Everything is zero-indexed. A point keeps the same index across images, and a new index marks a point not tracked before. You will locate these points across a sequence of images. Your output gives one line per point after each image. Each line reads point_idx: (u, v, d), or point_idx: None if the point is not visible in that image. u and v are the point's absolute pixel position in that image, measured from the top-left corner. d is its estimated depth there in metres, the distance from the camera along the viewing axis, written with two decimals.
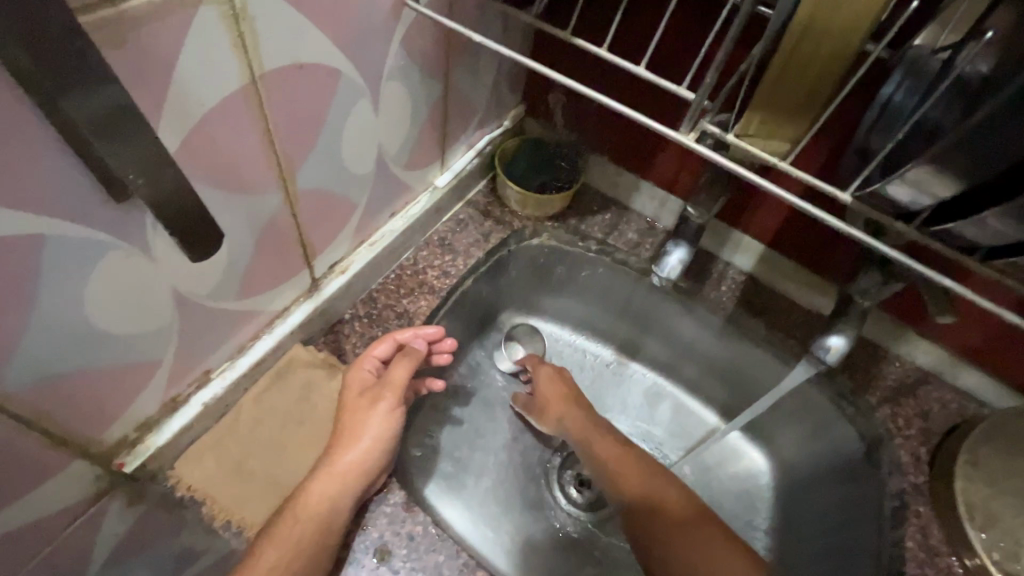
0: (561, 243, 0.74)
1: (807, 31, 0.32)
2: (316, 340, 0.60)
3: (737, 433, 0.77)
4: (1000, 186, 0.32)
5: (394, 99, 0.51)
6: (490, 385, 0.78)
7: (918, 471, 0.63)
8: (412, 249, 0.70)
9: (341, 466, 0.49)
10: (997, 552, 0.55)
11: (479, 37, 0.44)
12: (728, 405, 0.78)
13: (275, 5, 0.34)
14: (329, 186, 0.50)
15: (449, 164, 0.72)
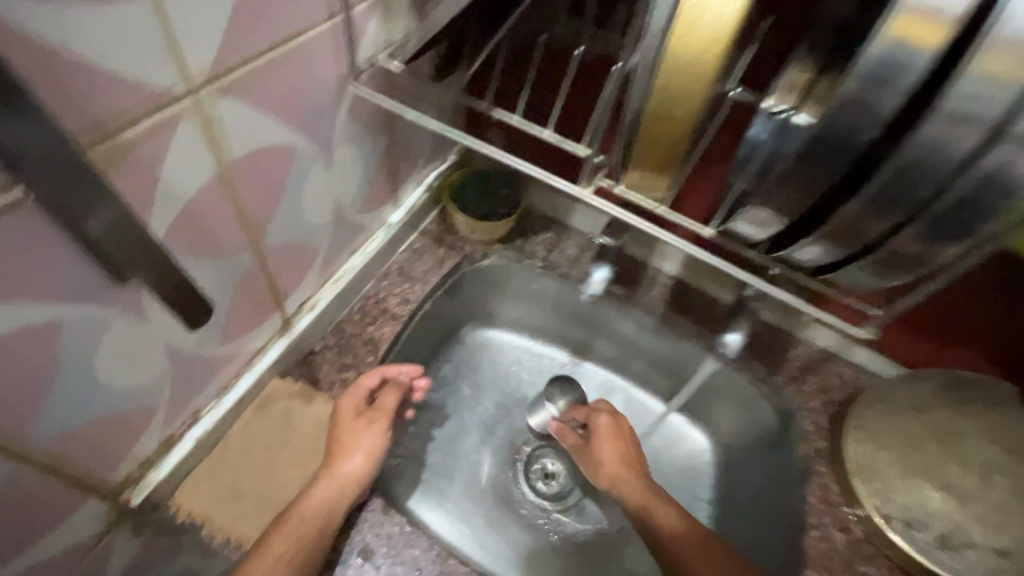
0: (509, 262, 0.84)
1: (655, 120, 0.40)
2: (292, 371, 0.67)
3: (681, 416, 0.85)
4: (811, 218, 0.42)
5: (344, 158, 0.59)
6: (458, 396, 0.86)
7: (819, 436, 0.74)
8: (373, 280, 0.78)
9: (340, 474, 0.56)
10: (875, 499, 0.65)
11: (413, 114, 0.50)
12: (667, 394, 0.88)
13: (240, 109, 0.41)
14: (293, 239, 0.57)
15: (403, 201, 0.80)
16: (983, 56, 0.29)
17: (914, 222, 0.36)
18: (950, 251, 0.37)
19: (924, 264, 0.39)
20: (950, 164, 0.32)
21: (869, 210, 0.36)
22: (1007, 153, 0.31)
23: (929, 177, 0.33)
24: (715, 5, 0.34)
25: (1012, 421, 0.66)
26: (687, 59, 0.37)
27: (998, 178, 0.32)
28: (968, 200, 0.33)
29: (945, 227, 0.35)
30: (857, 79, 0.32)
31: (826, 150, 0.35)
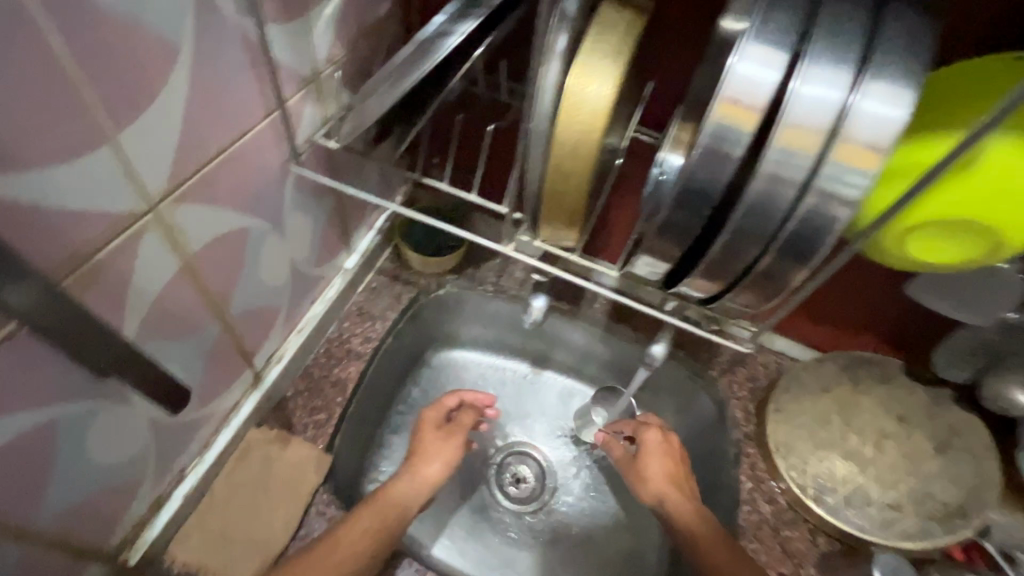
0: (462, 290, 0.91)
1: (553, 195, 0.47)
2: (267, 419, 0.72)
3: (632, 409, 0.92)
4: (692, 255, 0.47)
5: (295, 225, 0.65)
6: (427, 416, 0.94)
7: (748, 421, 0.83)
8: (335, 323, 0.84)
9: (426, 472, 0.65)
10: (794, 472, 0.74)
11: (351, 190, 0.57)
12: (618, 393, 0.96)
13: (195, 211, 0.47)
14: (255, 303, 0.63)
15: (356, 247, 0.86)
16: (783, 132, 0.38)
17: (766, 254, 0.42)
18: (797, 278, 0.43)
19: (780, 290, 0.45)
20: (780, 208, 0.40)
21: (734, 242, 0.42)
22: (814, 199, 0.39)
23: (768, 218, 0.40)
24: (591, 95, 0.41)
25: (902, 392, 0.77)
26: (570, 147, 0.43)
27: (813, 218, 0.40)
28: (798, 235, 0.40)
29: (789, 257, 0.42)
30: (699, 148, 0.39)
31: (690, 201, 0.42)
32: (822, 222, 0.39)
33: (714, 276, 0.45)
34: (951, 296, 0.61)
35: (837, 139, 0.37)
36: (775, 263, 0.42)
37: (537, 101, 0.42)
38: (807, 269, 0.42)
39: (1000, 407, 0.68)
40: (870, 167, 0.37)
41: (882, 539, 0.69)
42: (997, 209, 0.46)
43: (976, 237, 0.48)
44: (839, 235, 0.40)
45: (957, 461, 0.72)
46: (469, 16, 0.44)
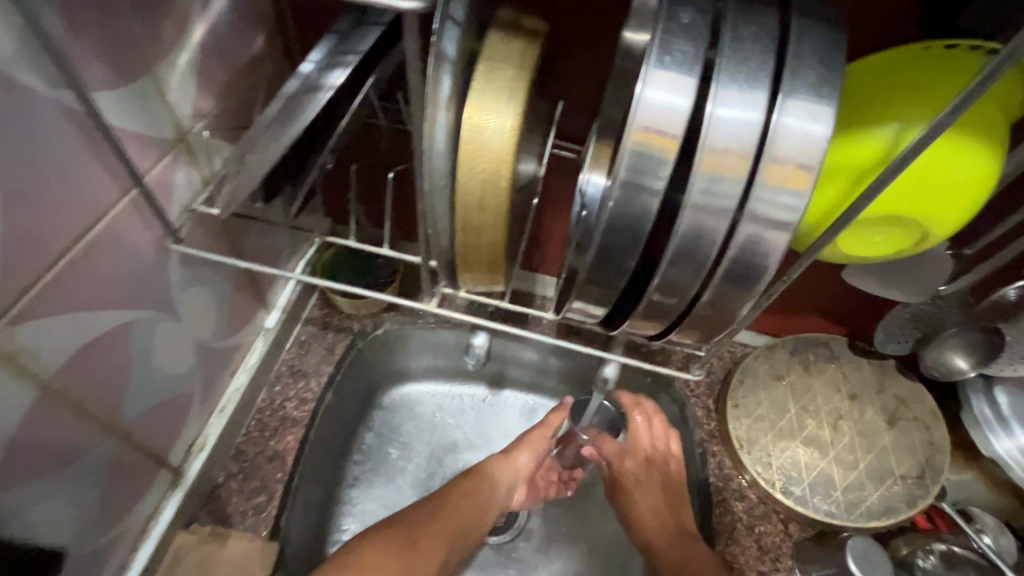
0: (402, 326, 0.85)
1: (467, 249, 0.42)
2: (198, 516, 0.65)
3: None
4: (630, 293, 0.42)
5: (192, 301, 0.57)
6: (387, 461, 0.87)
7: (709, 418, 0.81)
8: (265, 389, 0.76)
9: (517, 462, 0.74)
10: (759, 466, 0.74)
11: (246, 265, 0.55)
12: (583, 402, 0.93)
13: (48, 330, 0.40)
14: (155, 401, 0.55)
15: (276, 302, 0.78)
16: (703, 159, 0.32)
17: (705, 290, 0.36)
18: (743, 310, 0.38)
19: (724, 324, 0.39)
20: (713, 242, 0.34)
21: (668, 285, 0.36)
22: (746, 229, 0.33)
23: (698, 256, 0.34)
24: (492, 139, 0.37)
25: (849, 368, 0.79)
26: (476, 197, 0.38)
27: (751, 250, 0.34)
28: (737, 268, 0.34)
29: (730, 293, 0.36)
30: (619, 186, 0.33)
31: (611, 247, 0.36)
32: (761, 252, 0.34)
33: (651, 315, 0.40)
34: (887, 279, 0.61)
35: (764, 160, 0.32)
36: (717, 298, 0.37)
37: (426, 159, 0.36)
38: (749, 300, 0.37)
39: (943, 373, 0.71)
40: (805, 188, 0.32)
41: (850, 522, 0.69)
42: (927, 201, 0.45)
43: (908, 227, 0.48)
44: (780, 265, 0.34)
45: (907, 431, 0.74)
46: (337, 64, 0.38)
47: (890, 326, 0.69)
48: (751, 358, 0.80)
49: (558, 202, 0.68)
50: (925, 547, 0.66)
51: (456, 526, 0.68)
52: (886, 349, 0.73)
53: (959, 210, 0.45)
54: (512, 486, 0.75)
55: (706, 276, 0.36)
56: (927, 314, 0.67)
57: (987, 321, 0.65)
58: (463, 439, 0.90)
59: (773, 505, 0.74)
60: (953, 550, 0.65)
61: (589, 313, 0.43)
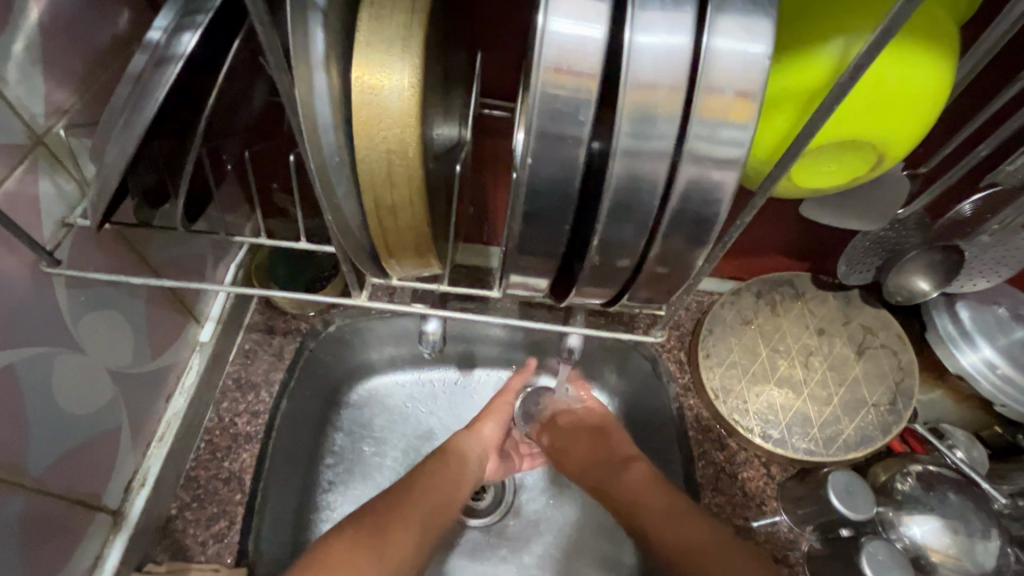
0: (356, 318, 0.79)
1: (387, 233, 0.36)
2: (153, 553, 0.60)
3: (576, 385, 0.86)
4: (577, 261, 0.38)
5: (97, 327, 0.51)
6: (362, 458, 0.83)
7: (682, 371, 0.79)
8: (210, 407, 0.70)
9: (484, 431, 0.75)
10: (736, 414, 0.72)
11: (140, 278, 0.47)
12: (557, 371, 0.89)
13: None
14: (69, 443, 0.49)
15: (208, 313, 0.71)
16: (628, 95, 0.27)
17: (652, 247, 0.32)
18: (699, 263, 0.34)
19: (679, 280, 0.35)
20: (653, 192, 0.30)
21: (611, 247, 0.32)
22: (687, 173, 0.29)
23: (638, 211, 0.30)
24: (390, 103, 0.31)
25: (815, 304, 0.77)
26: (382, 173, 0.33)
27: (698, 193, 0.29)
28: (683, 218, 0.30)
29: (680, 249, 0.32)
30: (538, 140, 0.28)
31: (541, 211, 0.31)
32: (708, 195, 0.29)
33: (600, 282, 0.36)
34: (848, 210, 0.58)
35: (698, 90, 0.27)
36: (667, 253, 0.33)
37: (314, 130, 0.30)
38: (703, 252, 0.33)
39: (904, 298, 0.69)
40: (748, 118, 0.28)
41: (829, 457, 0.69)
42: (882, 120, 0.41)
43: (865, 150, 0.44)
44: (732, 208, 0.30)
45: (877, 358, 0.73)
46: (185, 27, 0.32)
47: (852, 257, 0.67)
48: (718, 305, 0.78)
49: (498, 164, 0.62)
50: (902, 470, 0.66)
51: (428, 511, 0.64)
52: (851, 281, 0.70)
53: (914, 129, 0.42)
54: (482, 460, 0.73)
55: (651, 230, 0.32)
56: (888, 240, 0.66)
57: (946, 241, 0.65)
58: (439, 426, 0.86)
59: (754, 451, 0.74)
60: (930, 470, 0.65)
61: (531, 288, 0.39)
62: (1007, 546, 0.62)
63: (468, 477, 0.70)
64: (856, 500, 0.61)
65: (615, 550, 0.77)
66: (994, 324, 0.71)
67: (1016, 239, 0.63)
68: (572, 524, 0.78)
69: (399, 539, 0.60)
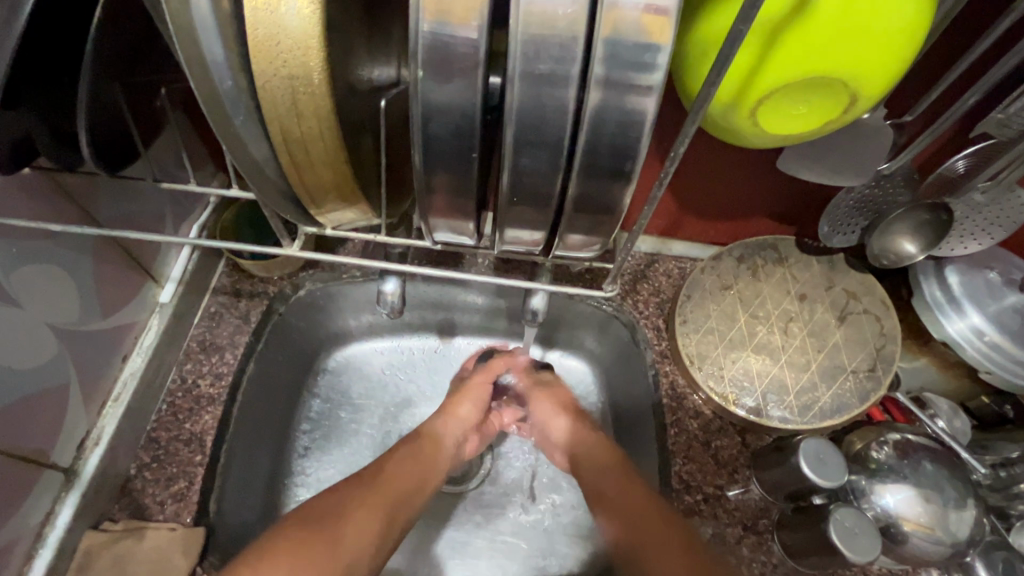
0: (326, 283, 0.77)
1: (301, 170, 0.34)
2: (112, 512, 0.60)
3: (554, 352, 0.84)
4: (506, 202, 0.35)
5: (33, 282, 0.50)
6: (338, 424, 0.82)
7: (660, 338, 0.77)
8: (173, 369, 0.68)
9: (460, 412, 0.72)
10: (711, 381, 0.70)
11: (64, 226, 0.45)
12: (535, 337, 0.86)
13: None
14: (4, 397, 0.49)
15: (170, 274, 0.69)
16: (526, 9, 0.25)
17: (571, 183, 0.31)
18: (628, 202, 0.32)
19: (613, 221, 0.33)
20: (562, 117, 0.28)
21: (525, 182, 0.31)
22: (599, 95, 0.27)
23: (548, 140, 0.29)
24: (286, 22, 0.28)
25: (798, 269, 0.74)
26: (285, 101, 0.30)
27: (612, 119, 0.28)
28: (599, 147, 0.29)
29: (604, 183, 0.30)
30: (424, 65, 0.27)
31: (450, 142, 0.29)
32: (625, 121, 0.28)
33: (530, 222, 0.34)
34: (828, 163, 0.55)
35: (600, 6, 0.25)
36: (590, 191, 0.31)
37: (201, 49, 0.28)
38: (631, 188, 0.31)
39: (891, 261, 0.65)
40: (662, 35, 0.25)
41: (804, 425, 0.67)
42: (848, 54, 0.38)
43: (832, 91, 0.41)
44: (653, 135, 0.28)
45: (858, 324, 0.71)
46: None
47: (834, 217, 0.63)
48: (699, 270, 0.75)
49: None
50: (879, 439, 0.64)
51: (394, 496, 0.61)
52: (833, 243, 0.67)
53: (883, 67, 0.39)
54: (460, 443, 0.71)
55: (568, 162, 0.30)
56: (872, 198, 0.62)
57: (932, 199, 0.61)
58: (416, 393, 0.85)
59: (729, 418, 0.72)
60: (908, 438, 0.63)
61: (461, 233, 0.37)
62: (982, 516, 0.61)
63: (443, 462, 0.68)
64: (826, 467, 0.59)
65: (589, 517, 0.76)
66: (984, 290, 0.67)
67: (1010, 197, 0.59)
68: (547, 492, 0.77)
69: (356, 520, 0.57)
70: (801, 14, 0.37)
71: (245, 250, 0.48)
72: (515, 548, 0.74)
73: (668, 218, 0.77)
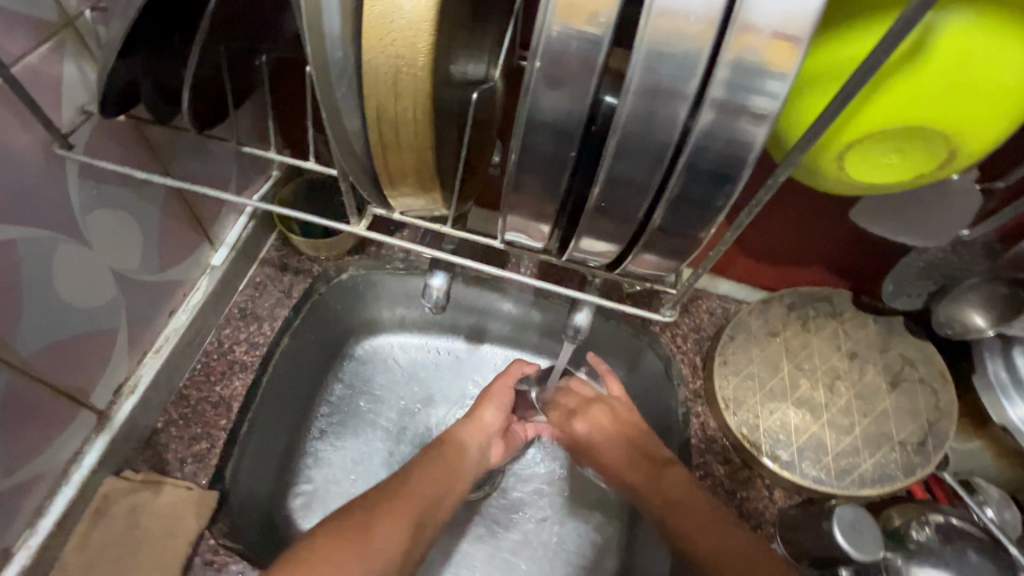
0: (369, 270, 0.78)
1: (387, 150, 0.34)
2: (133, 461, 0.60)
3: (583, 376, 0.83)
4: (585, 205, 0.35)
5: (108, 226, 0.51)
6: (358, 413, 0.82)
7: (695, 376, 0.75)
8: (213, 331, 0.70)
9: (487, 419, 0.73)
10: (745, 428, 0.67)
11: (146, 174, 0.46)
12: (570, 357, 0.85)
13: None
14: (65, 331, 0.50)
15: (224, 239, 0.70)
16: (654, 22, 0.25)
17: (656, 208, 0.31)
18: (710, 232, 0.31)
19: (690, 247, 0.32)
20: (666, 135, 0.28)
21: (611, 196, 0.30)
22: (707, 119, 0.27)
23: (644, 156, 0.28)
24: (404, 6, 0.29)
25: (852, 326, 0.71)
26: (387, 81, 0.31)
27: (716, 143, 0.27)
28: (695, 169, 0.28)
29: (688, 211, 0.30)
30: (538, 63, 0.27)
31: (547, 142, 0.29)
32: (730, 148, 0.27)
33: (604, 233, 0.33)
34: (903, 217, 0.53)
35: (731, 29, 0.24)
36: (674, 215, 0.30)
37: (321, 22, 0.29)
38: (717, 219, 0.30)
39: (957, 331, 0.62)
40: (789, 65, 0.24)
41: (840, 490, 0.64)
42: (955, 111, 0.37)
43: (930, 146, 0.40)
44: (754, 168, 0.28)
45: (912, 393, 0.67)
46: None
47: (900, 279, 0.62)
48: (745, 313, 0.73)
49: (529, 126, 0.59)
50: (920, 519, 0.60)
51: (421, 506, 0.61)
52: (896, 304, 0.65)
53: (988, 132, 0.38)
54: (483, 447, 0.71)
55: (660, 184, 0.30)
56: (945, 263, 0.59)
57: (1013, 274, 0.58)
58: (439, 394, 0.84)
59: (757, 469, 0.69)
60: (952, 522, 0.60)
61: (531, 235, 0.36)
62: None
63: (468, 467, 0.68)
64: (862, 538, 0.56)
65: (595, 552, 0.75)
66: None
67: None
68: (557, 516, 0.77)
69: (387, 531, 0.57)
70: (910, 67, 0.36)
71: (310, 221, 0.49)
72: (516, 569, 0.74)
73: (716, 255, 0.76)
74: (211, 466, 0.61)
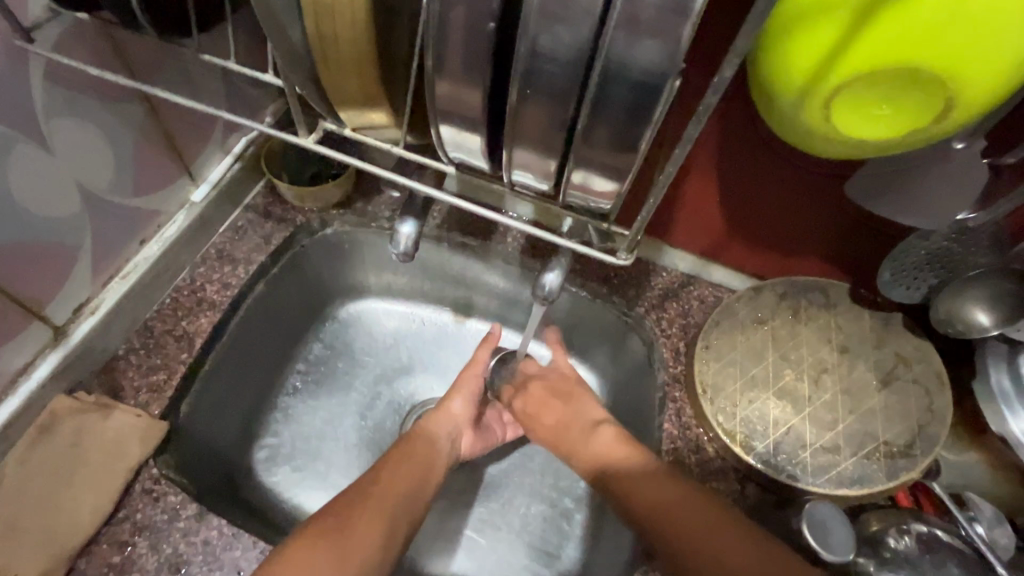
0: (354, 227, 0.73)
1: (325, 44, 0.32)
2: (88, 383, 0.60)
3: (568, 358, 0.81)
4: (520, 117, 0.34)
5: (71, 136, 0.52)
6: (333, 373, 0.80)
7: (677, 361, 0.70)
8: (187, 268, 0.68)
9: (454, 408, 0.71)
10: (721, 416, 0.63)
11: (99, 71, 0.46)
12: (559, 340, 0.81)
13: None
14: (7, 231, 0.50)
15: (207, 177, 0.70)
16: None
17: (579, 114, 0.29)
18: (642, 143, 0.30)
19: (624, 165, 0.32)
20: (584, 28, 0.26)
21: (534, 97, 0.29)
22: (627, 7, 0.25)
23: (567, 46, 0.27)
24: None
25: (845, 319, 0.67)
26: None
27: (635, 43, 0.26)
28: (618, 69, 0.27)
29: (618, 120, 0.29)
30: None
31: (465, 27, 0.28)
32: (652, 48, 0.26)
33: (536, 143, 0.32)
34: (900, 194, 0.50)
35: None
36: (596, 123, 0.29)
37: None
38: (649, 132, 0.30)
39: (958, 330, 0.57)
40: None
41: (815, 488, 0.59)
42: (950, 47, 0.33)
43: (925, 92, 0.36)
44: (678, 67, 0.26)
45: (903, 394, 0.62)
46: None
47: (898, 264, 0.56)
48: (734, 300, 0.69)
49: None
50: (900, 526, 0.55)
51: (399, 494, 0.58)
52: (892, 295, 0.59)
53: (985, 86, 0.35)
54: (454, 437, 0.69)
55: (581, 92, 0.29)
56: (948, 253, 0.55)
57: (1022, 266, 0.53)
58: (418, 363, 0.82)
59: (733, 463, 0.64)
60: (935, 533, 0.55)
61: (470, 151, 0.36)
62: None
63: (440, 461, 0.65)
64: (833, 539, 0.52)
65: (558, 538, 0.72)
66: None
67: None
68: (522, 498, 0.74)
69: (361, 532, 0.53)
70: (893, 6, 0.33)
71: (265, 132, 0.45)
72: (475, 545, 0.72)
73: (710, 237, 0.72)
74: (162, 396, 0.60)
